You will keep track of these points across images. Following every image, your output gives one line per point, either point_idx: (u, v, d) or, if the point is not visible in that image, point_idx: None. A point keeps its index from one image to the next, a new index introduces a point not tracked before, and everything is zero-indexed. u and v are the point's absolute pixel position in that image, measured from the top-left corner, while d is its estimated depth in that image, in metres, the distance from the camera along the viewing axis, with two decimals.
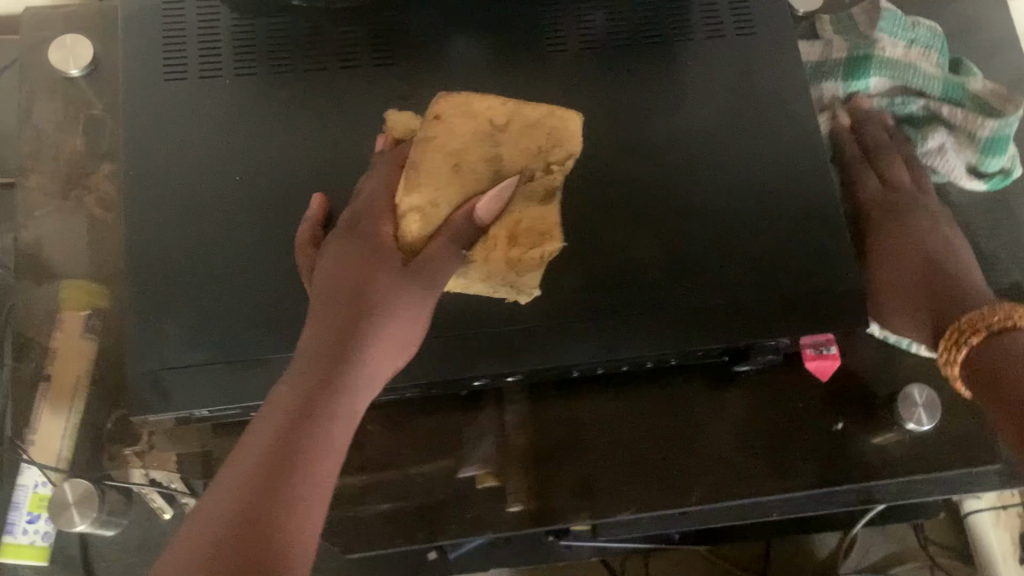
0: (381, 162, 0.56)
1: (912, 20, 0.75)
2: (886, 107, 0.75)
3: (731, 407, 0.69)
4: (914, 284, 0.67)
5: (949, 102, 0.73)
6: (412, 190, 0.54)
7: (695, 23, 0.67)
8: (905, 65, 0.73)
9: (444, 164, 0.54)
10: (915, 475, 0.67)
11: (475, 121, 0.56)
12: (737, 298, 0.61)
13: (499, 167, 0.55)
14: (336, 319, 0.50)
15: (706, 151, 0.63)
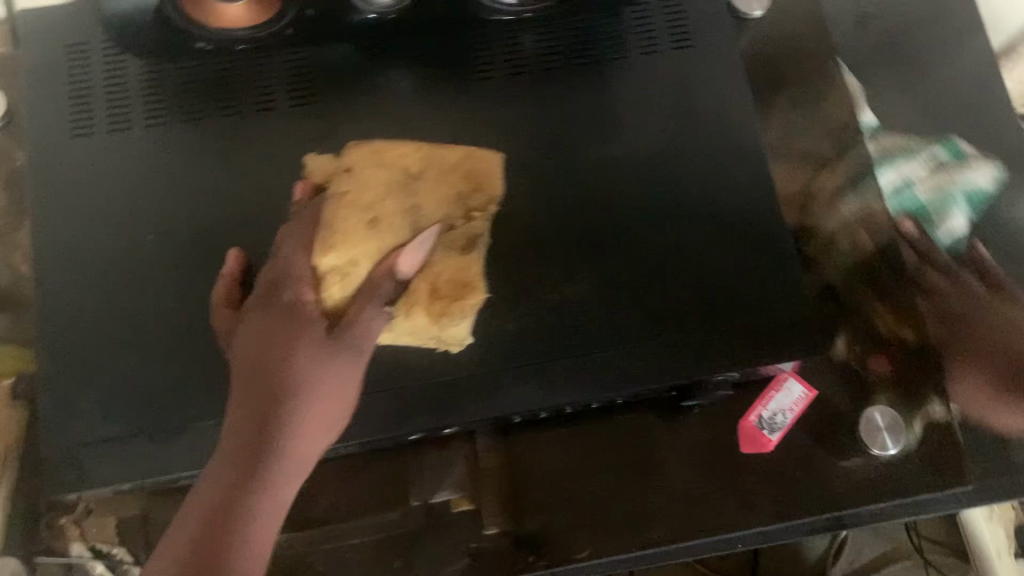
0: (297, 218, 0.54)
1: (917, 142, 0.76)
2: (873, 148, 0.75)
3: (686, 433, 0.66)
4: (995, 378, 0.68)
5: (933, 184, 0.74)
6: (329, 249, 0.53)
7: (629, 40, 0.64)
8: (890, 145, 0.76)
9: (361, 218, 0.54)
10: (883, 500, 0.63)
11: (387, 171, 0.57)
12: (681, 331, 0.58)
13: (417, 219, 0.55)
14: (257, 402, 0.48)
15: (641, 176, 0.60)
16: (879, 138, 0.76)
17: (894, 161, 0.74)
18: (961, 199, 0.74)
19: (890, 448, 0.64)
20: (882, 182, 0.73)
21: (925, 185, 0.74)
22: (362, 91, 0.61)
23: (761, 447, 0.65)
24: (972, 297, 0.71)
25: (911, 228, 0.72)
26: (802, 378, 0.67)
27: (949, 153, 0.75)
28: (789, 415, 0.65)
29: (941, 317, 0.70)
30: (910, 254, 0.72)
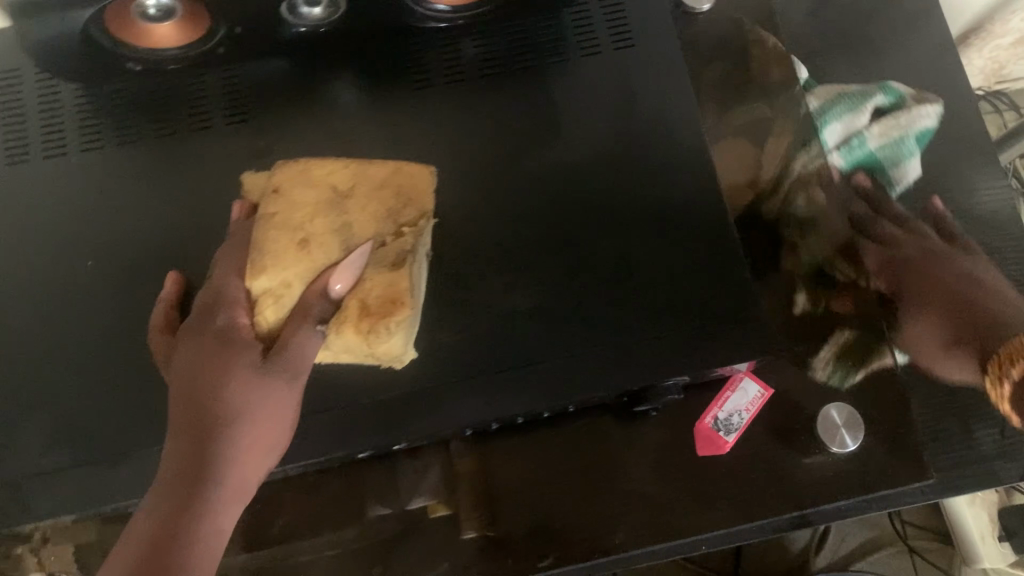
0: (229, 243, 0.54)
1: (866, 91, 0.75)
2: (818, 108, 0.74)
3: (644, 438, 0.65)
4: (942, 301, 0.66)
5: (885, 133, 0.72)
6: (259, 272, 0.51)
7: (568, 41, 0.63)
8: (840, 101, 0.74)
9: (292, 237, 0.52)
10: (846, 497, 0.62)
11: (317, 189, 0.55)
12: (629, 336, 0.57)
13: (348, 238, 0.53)
14: (194, 426, 0.46)
15: (584, 179, 0.60)
16: (815, 98, 0.74)
17: (838, 114, 0.72)
18: (910, 143, 0.74)
19: (850, 445, 0.63)
20: (832, 139, 0.71)
21: (878, 138, 0.72)
22: (298, 105, 0.60)
23: (718, 448, 0.64)
24: (923, 241, 0.71)
25: (866, 182, 0.72)
26: (759, 377, 0.66)
27: (892, 99, 0.74)
28: (745, 416, 0.65)
29: (893, 262, 0.69)
30: (862, 207, 0.71)
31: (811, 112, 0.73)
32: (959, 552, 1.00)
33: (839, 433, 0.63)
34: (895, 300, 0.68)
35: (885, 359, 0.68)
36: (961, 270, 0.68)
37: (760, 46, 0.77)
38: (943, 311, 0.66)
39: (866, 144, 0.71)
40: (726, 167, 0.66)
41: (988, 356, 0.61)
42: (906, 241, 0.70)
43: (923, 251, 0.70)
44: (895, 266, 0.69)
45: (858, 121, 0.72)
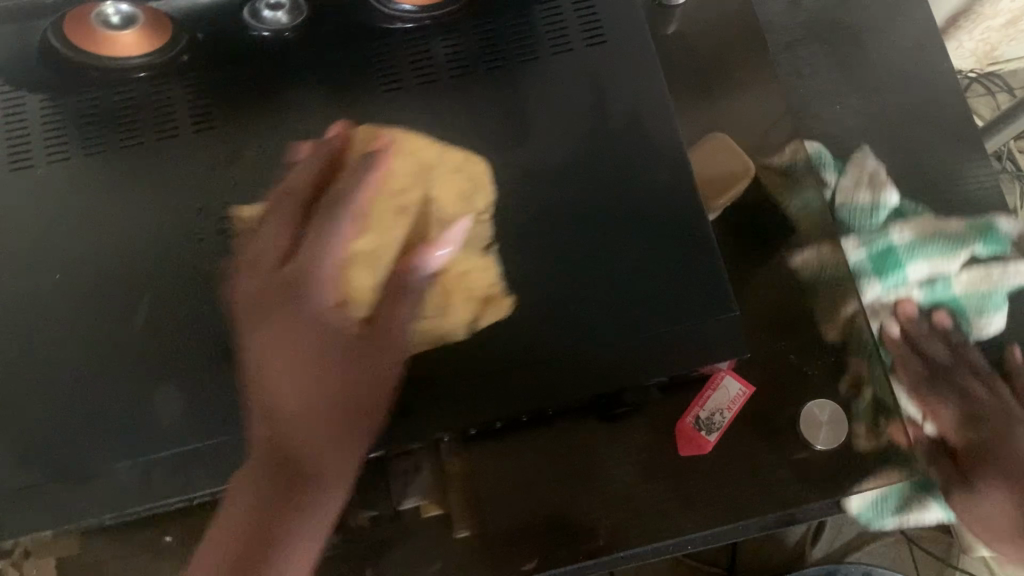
0: (278, 216, 0.50)
1: (955, 220, 0.74)
2: (897, 224, 0.73)
3: (630, 439, 0.64)
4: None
5: (953, 275, 0.72)
6: (365, 230, 0.53)
7: (540, 39, 0.62)
8: (913, 219, 0.74)
9: (388, 206, 0.55)
10: (829, 496, 0.62)
11: (406, 161, 0.57)
12: (605, 340, 0.56)
13: (435, 217, 0.56)
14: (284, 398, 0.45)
15: (558, 179, 0.59)
16: (908, 224, 0.73)
17: (928, 253, 0.72)
18: (1003, 298, 0.73)
19: (832, 442, 0.63)
20: (915, 276, 0.72)
21: (961, 283, 0.72)
22: (265, 111, 0.59)
23: (699, 449, 0.63)
24: (1002, 395, 0.68)
25: (946, 321, 0.71)
26: (739, 375, 0.65)
27: (989, 248, 0.74)
28: (726, 413, 0.63)
29: (974, 404, 0.67)
30: (941, 350, 0.70)
31: (900, 244, 0.72)
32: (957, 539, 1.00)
33: (822, 430, 0.64)
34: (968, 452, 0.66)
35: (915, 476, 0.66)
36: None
37: (856, 163, 0.77)
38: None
39: (949, 287, 0.72)
40: (702, 160, 0.70)
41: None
42: (995, 398, 0.68)
43: (1003, 409, 0.67)
44: (971, 422, 0.67)
45: (944, 265, 0.72)
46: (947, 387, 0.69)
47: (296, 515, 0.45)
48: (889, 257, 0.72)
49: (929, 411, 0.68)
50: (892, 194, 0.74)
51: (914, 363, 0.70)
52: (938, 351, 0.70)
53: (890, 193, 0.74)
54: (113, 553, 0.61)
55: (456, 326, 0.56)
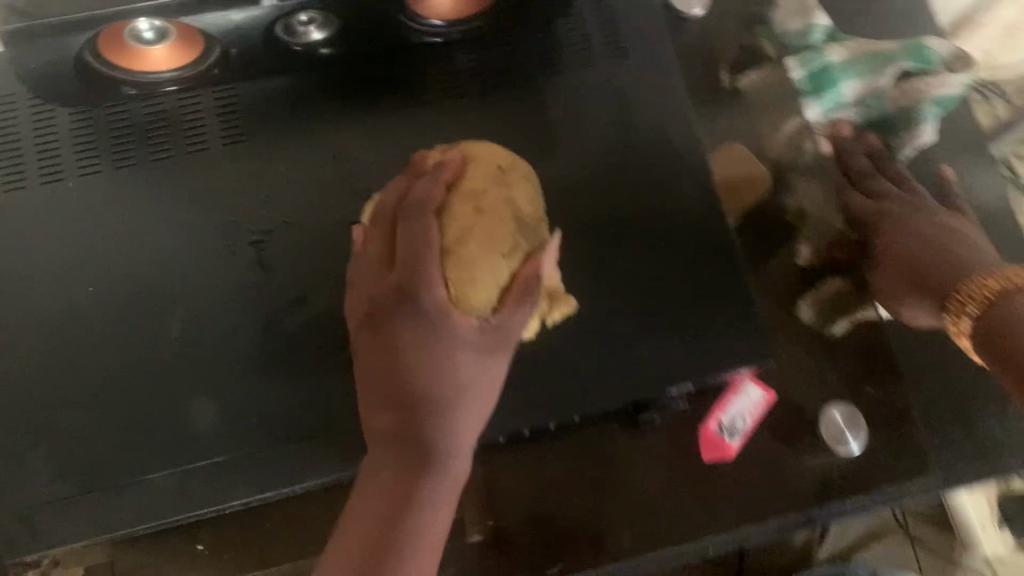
0: (368, 251, 0.50)
1: (889, 50, 0.79)
2: (832, 49, 0.79)
3: (650, 445, 0.65)
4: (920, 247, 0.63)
5: (886, 73, 0.78)
6: (449, 221, 0.51)
7: (562, 53, 0.63)
8: (855, 54, 0.79)
9: (465, 208, 0.52)
10: (850, 500, 0.63)
11: (484, 163, 0.55)
12: (631, 346, 0.57)
13: (518, 213, 0.54)
14: (388, 410, 0.46)
15: (583, 192, 0.60)
16: (842, 48, 0.79)
17: (860, 73, 0.78)
18: (931, 108, 0.77)
19: (855, 447, 0.64)
20: (848, 95, 0.78)
21: (892, 98, 0.77)
22: (294, 126, 0.60)
23: (724, 456, 0.64)
24: (909, 196, 0.69)
25: (876, 142, 0.75)
26: (759, 381, 0.66)
27: (919, 64, 0.79)
28: (747, 419, 0.64)
29: (869, 211, 0.69)
30: (864, 161, 0.73)
31: (837, 62, 0.79)
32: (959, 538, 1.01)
33: (844, 436, 0.64)
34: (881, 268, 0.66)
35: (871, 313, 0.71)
36: (943, 223, 0.65)
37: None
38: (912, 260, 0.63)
39: (881, 104, 0.77)
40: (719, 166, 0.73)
41: (950, 295, 0.59)
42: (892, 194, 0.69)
43: (909, 203, 0.67)
44: (874, 216, 0.68)
45: (878, 81, 0.77)
46: (859, 191, 0.71)
47: (432, 486, 0.45)
48: (824, 75, 0.78)
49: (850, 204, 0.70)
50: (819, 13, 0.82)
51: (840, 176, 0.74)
52: (864, 163, 0.73)
53: (821, 15, 0.81)
54: (142, 563, 0.61)
55: (534, 328, 0.56)
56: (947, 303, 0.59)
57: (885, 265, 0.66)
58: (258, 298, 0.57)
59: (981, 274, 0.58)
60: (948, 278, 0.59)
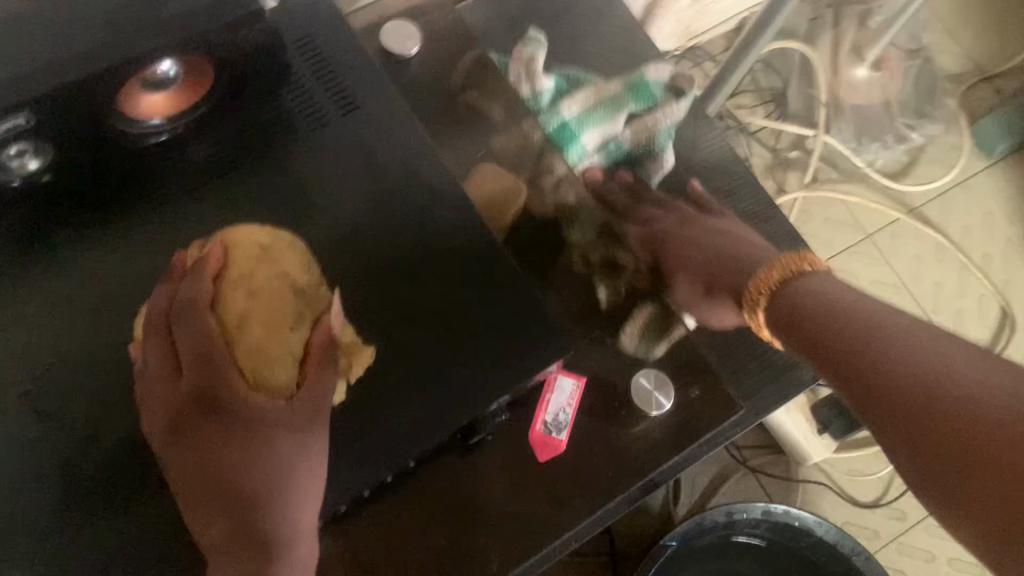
0: (151, 366, 0.49)
1: (615, 93, 0.80)
2: (568, 103, 0.78)
3: (485, 463, 0.66)
4: (698, 258, 0.67)
5: (617, 118, 0.79)
6: (224, 308, 0.49)
7: (294, 117, 0.63)
8: (586, 105, 0.79)
9: (238, 293, 0.50)
10: (676, 453, 0.68)
11: (245, 248, 0.53)
12: (439, 378, 0.59)
13: (292, 285, 0.53)
14: (221, 516, 0.47)
15: (352, 245, 0.61)
16: (574, 100, 0.79)
17: (595, 122, 0.78)
18: (666, 137, 0.81)
19: (665, 405, 0.68)
20: (591, 145, 0.78)
21: (628, 140, 0.79)
22: (31, 262, 0.57)
23: (556, 449, 0.66)
24: (678, 211, 0.73)
25: (629, 176, 0.78)
26: (569, 371, 0.69)
27: (641, 102, 0.81)
28: (569, 410, 0.66)
29: (643, 233, 0.72)
30: (623, 198, 0.76)
31: (573, 116, 0.78)
32: (790, 453, 1.12)
33: (657, 399, 0.68)
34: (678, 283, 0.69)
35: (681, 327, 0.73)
36: (711, 228, 0.69)
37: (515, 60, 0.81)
38: (694, 277, 0.67)
39: (621, 146, 0.79)
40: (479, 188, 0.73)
41: (743, 292, 0.62)
42: (661, 214, 0.73)
43: (678, 217, 0.72)
44: (653, 239, 0.71)
45: (614, 127, 0.79)
46: (633, 221, 0.74)
47: None
48: (564, 132, 0.77)
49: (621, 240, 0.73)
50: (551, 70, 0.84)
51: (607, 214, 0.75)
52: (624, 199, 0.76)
53: (545, 79, 0.80)
54: None
55: (343, 390, 0.57)
56: (741, 301, 0.62)
57: (679, 274, 0.68)
58: (44, 449, 0.53)
59: (768, 265, 0.60)
60: (714, 269, 0.65)
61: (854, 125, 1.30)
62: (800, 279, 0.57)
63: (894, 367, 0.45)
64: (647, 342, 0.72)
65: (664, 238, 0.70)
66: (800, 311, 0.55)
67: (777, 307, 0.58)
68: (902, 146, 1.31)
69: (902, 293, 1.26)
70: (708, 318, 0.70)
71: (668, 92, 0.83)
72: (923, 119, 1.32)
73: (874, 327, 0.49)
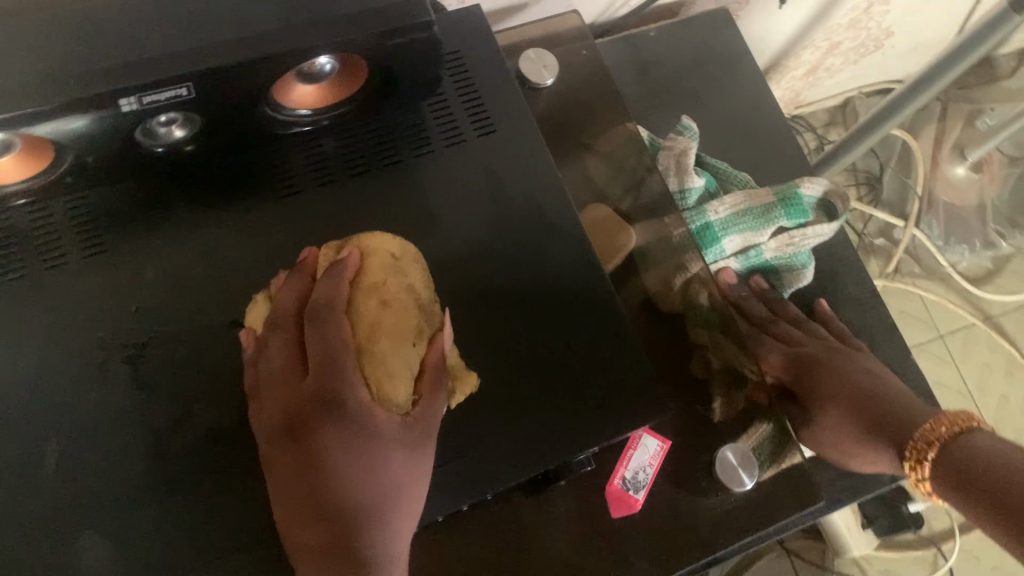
0: (272, 358, 0.52)
1: (769, 206, 0.80)
2: (720, 207, 0.80)
3: (556, 507, 0.64)
4: (845, 391, 0.71)
5: (760, 232, 0.81)
6: (356, 312, 0.53)
7: (433, 130, 0.64)
8: (737, 212, 0.80)
9: (371, 304, 0.53)
10: (748, 535, 0.66)
11: (378, 256, 0.56)
12: (537, 414, 0.58)
13: (416, 298, 0.56)
14: (318, 526, 0.49)
15: (474, 263, 0.61)
16: (722, 203, 0.81)
17: (739, 230, 0.81)
18: (807, 254, 0.84)
19: (748, 483, 0.67)
20: (729, 249, 0.82)
21: (772, 251, 0.83)
22: (168, 228, 0.58)
23: (630, 508, 0.64)
24: (815, 342, 0.79)
25: (763, 285, 0.86)
26: (656, 432, 0.68)
27: (793, 218, 0.81)
28: (649, 472, 0.66)
29: (776, 349, 0.78)
30: (757, 306, 0.83)
31: (718, 219, 0.81)
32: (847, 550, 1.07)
33: (741, 477, 0.67)
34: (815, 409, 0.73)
35: (794, 457, 0.71)
36: (856, 364, 0.75)
37: (668, 149, 0.84)
38: (838, 408, 0.71)
39: (760, 254, 0.83)
40: (596, 229, 0.74)
41: (904, 445, 0.65)
42: (798, 338, 0.79)
43: (820, 346, 0.78)
44: (798, 361, 0.76)
45: (758, 238, 0.81)
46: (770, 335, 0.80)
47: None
48: (706, 233, 0.81)
49: (760, 355, 0.78)
50: (704, 160, 0.88)
51: (742, 321, 0.81)
52: (759, 309, 0.83)
53: (694, 176, 0.82)
54: None
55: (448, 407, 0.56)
56: (903, 453, 0.64)
57: (829, 406, 0.72)
58: (141, 414, 0.53)
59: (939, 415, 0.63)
60: (868, 407, 0.69)
61: (944, 224, 1.29)
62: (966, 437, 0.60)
63: None
64: (758, 459, 0.69)
65: (810, 361, 0.76)
66: (974, 470, 0.58)
67: (945, 463, 0.60)
68: (988, 252, 1.29)
69: (967, 400, 1.24)
70: (837, 456, 0.74)
71: (822, 204, 0.84)
72: (1015, 230, 1.30)
73: None
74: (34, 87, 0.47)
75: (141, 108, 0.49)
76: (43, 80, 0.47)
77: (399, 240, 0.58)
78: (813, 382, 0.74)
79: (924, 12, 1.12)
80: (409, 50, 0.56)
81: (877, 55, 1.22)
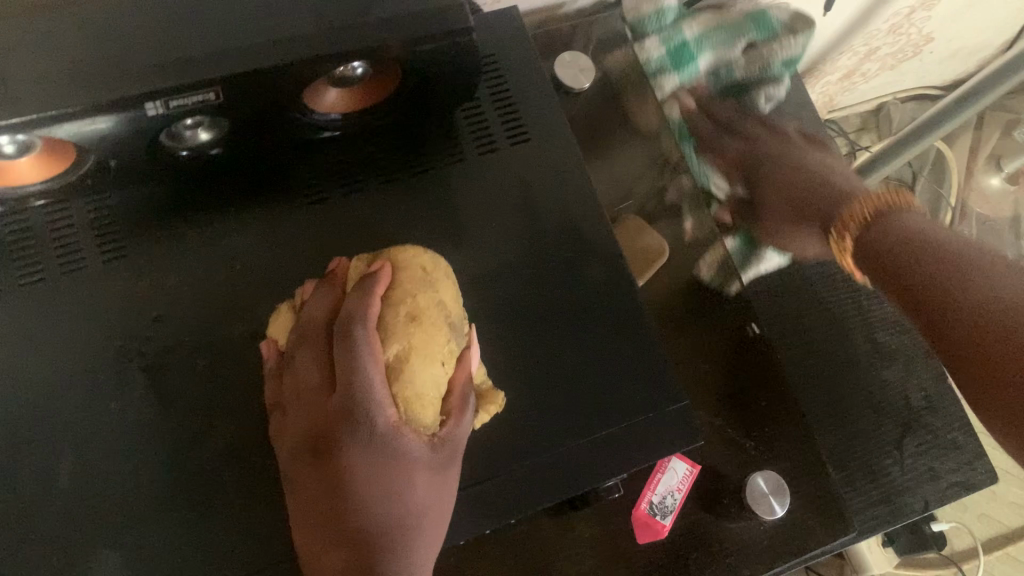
0: (299, 373, 0.50)
1: (740, 21, 0.78)
2: (689, 24, 0.77)
3: (580, 530, 0.62)
4: (796, 186, 0.74)
5: (729, 49, 0.78)
6: (387, 330, 0.50)
7: (465, 139, 0.62)
8: (709, 32, 0.77)
9: (400, 320, 0.50)
10: (774, 563, 0.65)
11: (409, 270, 0.54)
12: (566, 439, 0.56)
13: (448, 315, 0.53)
14: (341, 549, 0.47)
15: (504, 276, 0.59)
16: (695, 20, 0.77)
17: (712, 44, 0.77)
18: (777, 70, 0.82)
19: (778, 512, 0.64)
20: (701, 66, 0.78)
21: (738, 69, 0.80)
22: (190, 233, 0.56)
23: (656, 535, 0.62)
24: (770, 134, 0.80)
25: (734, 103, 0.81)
26: (686, 454, 0.66)
27: (764, 32, 0.79)
28: (677, 496, 0.64)
29: (709, 121, 0.79)
30: (727, 112, 0.80)
31: (690, 36, 0.77)
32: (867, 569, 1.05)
33: (770, 505, 0.64)
34: (782, 222, 0.77)
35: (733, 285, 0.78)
36: (810, 159, 0.76)
37: None
38: (795, 221, 0.75)
39: (730, 72, 0.80)
40: (627, 236, 0.73)
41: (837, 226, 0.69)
42: (757, 128, 0.80)
43: (774, 137, 0.79)
44: (750, 159, 0.78)
45: (728, 53, 0.79)
46: (734, 137, 0.79)
47: None
48: (681, 52, 0.77)
49: (717, 155, 0.80)
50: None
51: (704, 122, 0.79)
52: (726, 113, 0.80)
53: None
54: None
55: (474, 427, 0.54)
56: (832, 229, 0.70)
57: (773, 195, 0.75)
58: (160, 427, 0.52)
59: (861, 199, 0.68)
60: (814, 200, 0.72)
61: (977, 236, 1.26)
62: (894, 213, 0.65)
63: (961, 303, 0.55)
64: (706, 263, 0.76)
65: (769, 166, 0.76)
66: (889, 244, 0.63)
67: (865, 236, 0.65)
68: None
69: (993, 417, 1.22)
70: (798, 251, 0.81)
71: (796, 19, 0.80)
72: None
73: (948, 266, 0.58)
74: (62, 88, 0.45)
75: (167, 112, 0.47)
76: (68, 80, 0.45)
77: (429, 252, 0.56)
78: (758, 188, 0.77)
79: (968, 19, 1.09)
80: (445, 56, 0.53)
81: (915, 60, 1.18)
